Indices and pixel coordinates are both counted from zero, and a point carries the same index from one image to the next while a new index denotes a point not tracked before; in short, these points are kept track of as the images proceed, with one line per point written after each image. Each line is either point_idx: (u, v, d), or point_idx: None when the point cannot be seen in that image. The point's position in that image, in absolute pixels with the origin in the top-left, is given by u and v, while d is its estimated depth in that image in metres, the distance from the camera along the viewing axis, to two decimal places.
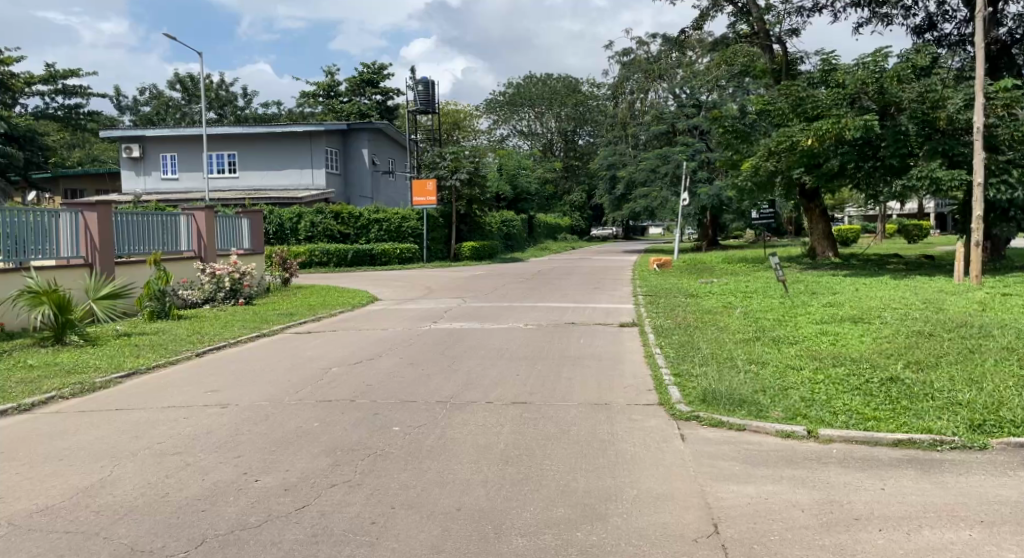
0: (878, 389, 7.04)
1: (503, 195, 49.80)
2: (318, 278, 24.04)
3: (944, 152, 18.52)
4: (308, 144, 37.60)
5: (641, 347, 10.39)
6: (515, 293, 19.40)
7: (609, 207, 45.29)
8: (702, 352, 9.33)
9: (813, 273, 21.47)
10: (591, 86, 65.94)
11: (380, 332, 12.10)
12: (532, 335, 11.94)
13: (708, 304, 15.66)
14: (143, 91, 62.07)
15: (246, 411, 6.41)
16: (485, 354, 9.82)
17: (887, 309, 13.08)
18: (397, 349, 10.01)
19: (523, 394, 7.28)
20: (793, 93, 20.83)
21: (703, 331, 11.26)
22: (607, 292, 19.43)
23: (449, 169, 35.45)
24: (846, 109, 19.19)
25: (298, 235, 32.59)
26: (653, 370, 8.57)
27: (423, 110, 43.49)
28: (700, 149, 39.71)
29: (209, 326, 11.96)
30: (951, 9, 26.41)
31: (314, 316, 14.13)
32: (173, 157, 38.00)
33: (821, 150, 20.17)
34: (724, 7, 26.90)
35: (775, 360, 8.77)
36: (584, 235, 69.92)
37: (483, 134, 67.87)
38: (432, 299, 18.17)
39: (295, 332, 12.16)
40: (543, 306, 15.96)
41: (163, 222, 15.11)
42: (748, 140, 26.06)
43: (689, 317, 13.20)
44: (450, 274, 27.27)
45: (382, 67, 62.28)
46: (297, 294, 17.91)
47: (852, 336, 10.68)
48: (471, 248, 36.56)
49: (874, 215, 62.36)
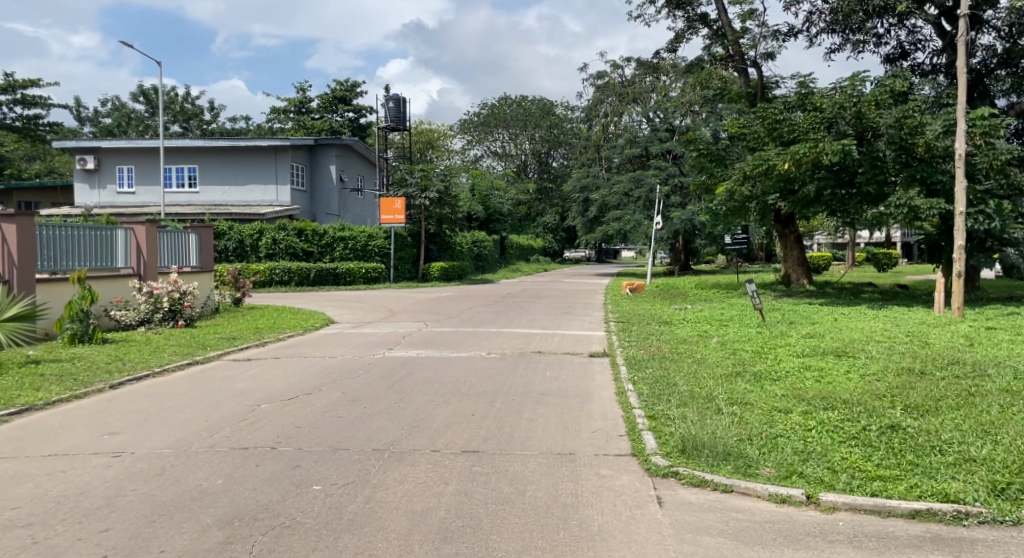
0: (879, 439, 6.21)
1: (475, 216, 49.00)
2: (275, 297, 22.91)
3: (923, 179, 17.90)
4: (273, 159, 36.48)
5: (610, 382, 9.44)
6: (480, 317, 18.46)
7: (583, 229, 44.74)
8: (678, 390, 8.46)
9: (789, 301, 20.81)
10: (566, 108, 65.74)
11: (327, 360, 11.07)
12: (494, 366, 10.96)
13: (683, 333, 14.82)
14: (106, 102, 60.52)
15: (139, 462, 5.39)
16: (439, 388, 8.82)
17: (870, 343, 12.31)
18: (342, 383, 8.97)
19: (475, 441, 6.31)
20: (769, 116, 20.11)
21: (680, 364, 10.38)
22: (576, 318, 18.56)
23: (419, 187, 34.50)
24: (823, 134, 18.47)
25: (259, 252, 31.37)
26: (625, 410, 7.64)
27: (394, 127, 42.61)
28: (674, 173, 39.45)
29: (137, 352, 10.89)
30: (922, 38, 26.20)
31: (258, 341, 13.05)
32: (130, 170, 36.72)
33: (797, 174, 19.39)
34: (699, 29, 26.41)
35: (759, 400, 7.92)
36: (556, 257, 69.32)
37: (457, 154, 67.15)
38: (393, 322, 17.17)
39: (233, 360, 11.08)
40: (509, 332, 15.04)
41: (97, 237, 13.98)
42: (723, 164, 25.46)
43: (663, 348, 12.33)
44: (415, 295, 26.28)
45: (355, 85, 61.47)
46: (246, 317, 16.82)
47: (837, 373, 9.88)
48: (440, 268, 35.48)
49: (843, 243, 62.70)
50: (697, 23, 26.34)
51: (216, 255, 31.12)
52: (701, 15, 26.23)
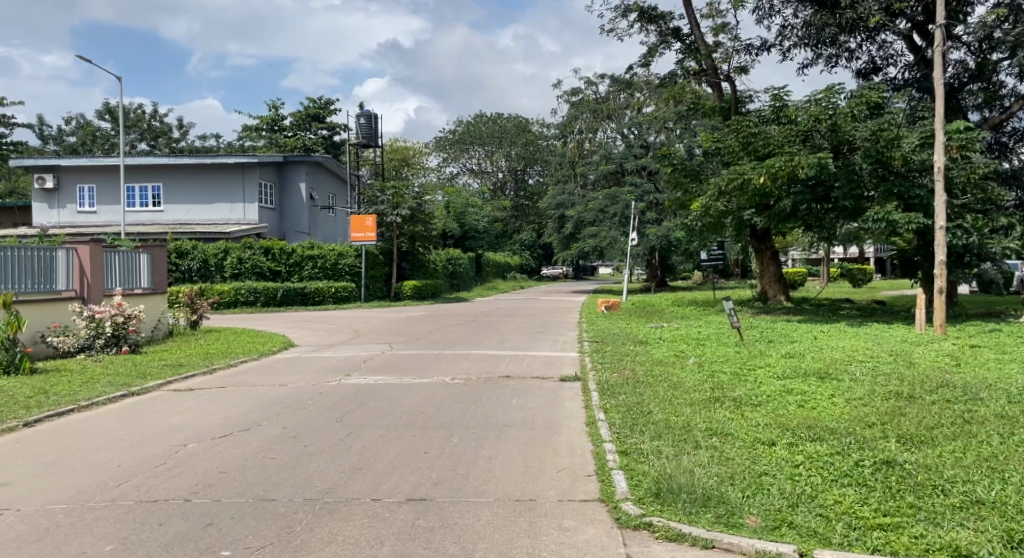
0: (875, 478, 5.56)
1: (450, 233, 48.28)
2: (237, 319, 22.03)
3: (900, 193, 17.50)
4: (239, 177, 35.57)
5: (581, 410, 8.74)
6: (450, 338, 17.75)
7: (559, 246, 44.16)
8: (652, 419, 7.79)
9: (767, 318, 20.30)
10: (541, 125, 65.45)
11: (276, 389, 10.31)
12: (457, 392, 10.22)
13: (659, 354, 14.20)
14: (71, 120, 59.22)
15: (20, 526, 4.68)
16: (394, 420, 8.08)
17: (853, 363, 11.77)
18: (287, 416, 8.21)
19: (424, 486, 5.59)
20: (743, 129, 19.64)
21: (654, 389, 9.73)
22: (549, 337, 17.89)
23: (390, 204, 33.62)
24: (799, 147, 18.03)
25: (224, 272, 30.36)
26: (595, 446, 6.93)
27: (366, 144, 41.86)
28: (649, 190, 39.13)
29: (67, 384, 10.08)
30: (893, 53, 26.08)
31: (207, 368, 12.23)
32: (91, 189, 35.61)
33: (773, 189, 18.92)
34: (672, 43, 26.09)
35: (741, 430, 7.26)
36: (533, 274, 68.79)
37: (433, 171, 66.48)
38: (356, 345, 16.36)
39: (175, 390, 10.31)
40: (477, 354, 14.34)
41: (35, 258, 13.13)
42: (698, 179, 25.02)
43: (637, 370, 11.68)
44: (385, 316, 25.46)
45: (329, 102, 60.73)
46: (200, 341, 15.95)
47: (820, 397, 9.28)
48: (412, 287, 34.64)
49: (818, 259, 62.87)
50: (670, 37, 26.01)
51: (179, 274, 30.05)
52: (673, 29, 25.91)
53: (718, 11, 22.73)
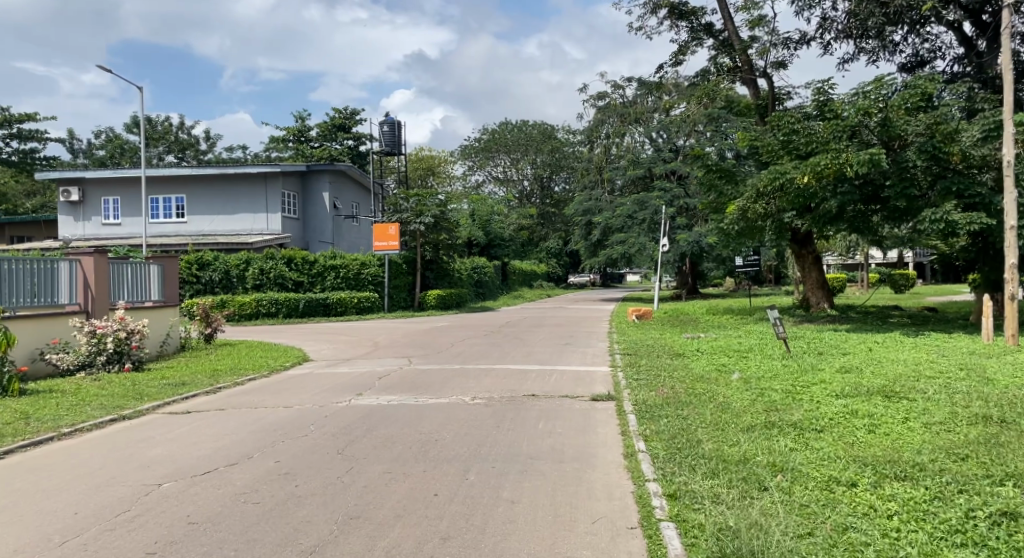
0: (997, 535, 4.42)
1: (476, 242, 47.47)
2: (254, 332, 21.24)
3: (959, 192, 16.16)
4: (262, 186, 35.04)
5: (619, 439, 7.64)
6: (473, 350, 16.74)
7: (586, 254, 43.02)
8: (703, 450, 6.72)
9: (811, 327, 18.98)
10: (567, 132, 64.47)
11: (280, 412, 9.37)
12: (477, 413, 9.18)
13: (699, 368, 13.03)
14: (100, 133, 59.48)
15: None
16: (403, 449, 7.08)
17: (922, 380, 10.52)
18: (284, 445, 7.25)
19: (428, 545, 4.59)
20: (784, 126, 18.42)
21: (702, 411, 8.64)
22: (579, 350, 16.79)
23: (414, 213, 32.78)
24: (847, 143, 16.75)
25: (245, 283, 29.75)
26: (636, 487, 5.88)
27: (389, 152, 41.20)
28: (679, 195, 37.92)
29: (53, 408, 9.25)
30: (941, 45, 24.70)
31: (210, 387, 11.34)
32: (115, 201, 35.28)
33: (817, 190, 17.65)
34: (704, 40, 24.94)
35: (813, 465, 6.16)
36: (559, 282, 67.87)
37: (459, 180, 65.89)
38: (373, 359, 15.42)
39: (172, 413, 9.43)
40: (501, 369, 13.30)
41: (37, 270, 12.39)
42: (734, 181, 23.75)
43: (677, 388, 10.56)
44: (409, 326, 24.60)
45: (355, 111, 60.41)
46: (211, 357, 15.10)
47: (893, 423, 8.11)
48: (436, 296, 33.78)
49: (854, 264, 60.99)
50: (702, 33, 24.88)
51: (200, 286, 29.45)
52: (706, 25, 24.81)
53: (754, 3, 21.57)
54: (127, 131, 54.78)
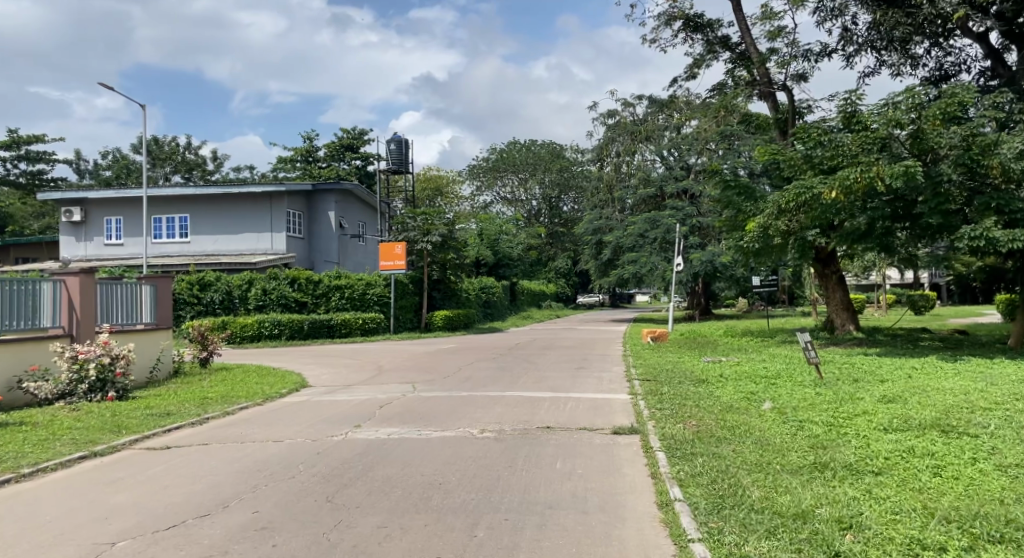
0: None
1: (484, 261, 46.65)
2: (253, 355, 20.32)
3: (1000, 208, 15.23)
4: (268, 205, 34.39)
5: (649, 483, 6.68)
6: (482, 376, 15.79)
7: (596, 274, 41.99)
8: (754, 502, 5.81)
9: (839, 351, 17.98)
10: (575, 152, 63.92)
11: (268, 447, 8.44)
12: (486, 450, 8.23)
13: (726, 396, 12.03)
14: (106, 154, 59.02)
15: None
16: (401, 496, 6.15)
17: (979, 414, 9.55)
18: (266, 491, 6.33)
19: None
20: (811, 138, 17.59)
21: (743, 449, 7.70)
22: (594, 375, 15.82)
23: (421, 231, 32.03)
24: (877, 155, 15.87)
25: (248, 304, 29.00)
26: (681, 548, 4.98)
27: (396, 170, 40.51)
28: (691, 213, 37.03)
29: (18, 444, 8.33)
30: (966, 58, 23.84)
31: (197, 419, 10.41)
32: (118, 221, 34.65)
33: (846, 205, 16.77)
34: (720, 53, 24.17)
35: (886, 525, 5.25)
36: (568, 302, 66.96)
37: (467, 200, 65.31)
38: (375, 385, 14.48)
39: (149, 449, 8.49)
40: (512, 397, 12.34)
41: (18, 291, 11.58)
42: (753, 197, 22.78)
43: (707, 420, 9.61)
44: (415, 349, 23.68)
45: (363, 131, 60.01)
46: (203, 383, 14.18)
47: (961, 466, 7.17)
48: (444, 316, 32.90)
49: (869, 284, 59.93)
50: (718, 46, 24.12)
51: (202, 307, 28.64)
52: (722, 38, 24.05)
53: (774, 13, 20.81)
54: (134, 152, 54.41)
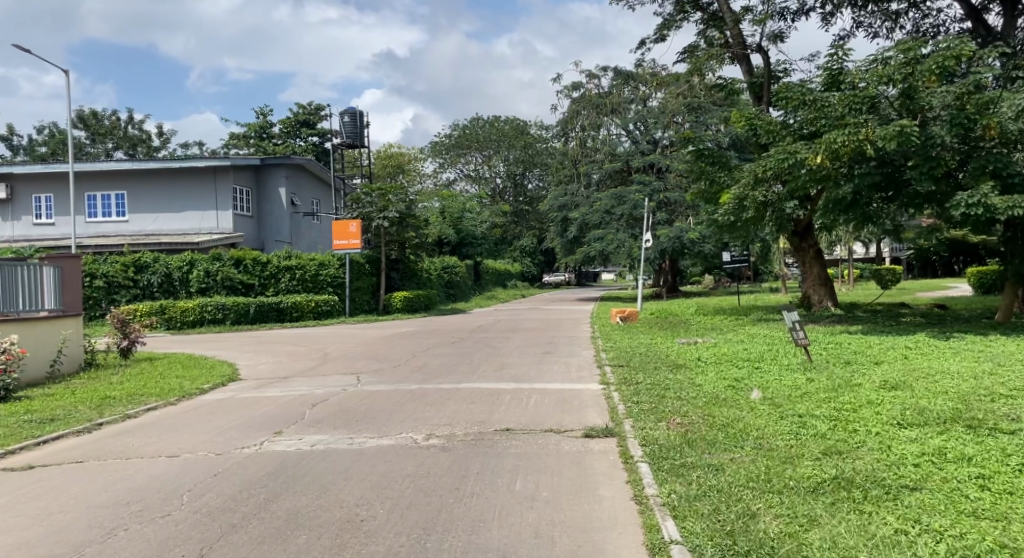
0: None
1: (446, 240, 44.82)
2: (187, 344, 18.48)
3: (996, 172, 14.07)
4: (212, 181, 32.15)
5: (632, 513, 5.23)
6: (437, 363, 14.23)
7: (562, 252, 40.57)
8: (773, 547, 4.43)
9: (821, 330, 16.71)
10: (540, 128, 62.15)
11: (156, 466, 6.76)
12: (430, 463, 6.63)
13: (709, 385, 10.64)
14: (42, 129, 55.65)
15: None
16: (304, 547, 4.59)
17: (1005, 406, 8.25)
18: (121, 543, 4.70)
19: None
20: (793, 98, 16.17)
21: (745, 461, 6.27)
22: (560, 360, 14.34)
23: (378, 208, 30.08)
24: (866, 116, 14.48)
25: (189, 287, 26.98)
26: None
27: (350, 144, 38.40)
28: (659, 188, 35.68)
29: None
30: (944, 20, 22.68)
31: (84, 427, 8.64)
32: (48, 199, 32.19)
33: (831, 171, 15.35)
34: (691, 14, 22.63)
35: None
36: (533, 281, 65.58)
37: (429, 178, 63.32)
38: (314, 377, 12.79)
39: (4, 470, 6.73)
40: (468, 390, 10.74)
41: None
42: (728, 167, 21.30)
43: (695, 418, 8.17)
44: (368, 332, 21.98)
45: (319, 106, 57.50)
46: (114, 379, 12.37)
47: (1012, 477, 5.79)
48: (403, 298, 31.08)
49: (837, 260, 59.53)
50: (689, 6, 22.55)
51: (138, 291, 26.65)
52: None
53: None
54: (71, 126, 51.34)
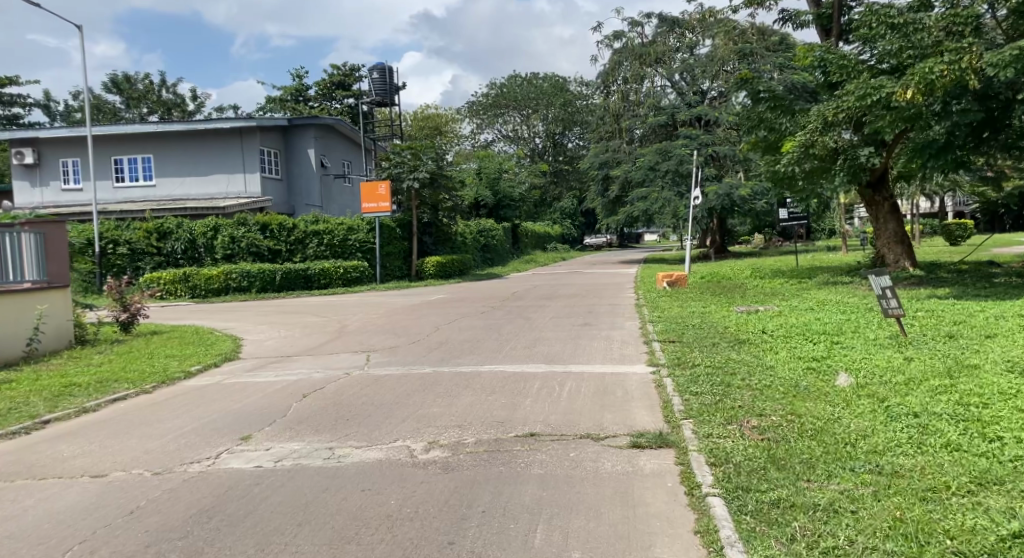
0: None
1: (483, 202, 42.94)
2: (200, 316, 17.09)
3: None
4: (237, 142, 30.74)
5: None
6: (461, 339, 12.48)
7: (604, 213, 38.27)
8: None
9: (905, 295, 14.43)
10: (579, 85, 59.51)
11: (67, 492, 5.12)
12: (425, 491, 4.88)
13: (784, 368, 8.69)
14: (78, 96, 55.05)
15: None
16: None
17: None
18: None
19: None
20: (876, 24, 13.75)
21: (867, 496, 4.37)
22: (601, 334, 12.44)
23: (408, 168, 28.18)
24: (970, 40, 12.16)
25: (214, 254, 25.71)
26: None
27: (380, 101, 36.55)
28: (708, 142, 33.02)
29: None
30: None
31: (21, 428, 7.08)
32: (74, 163, 31.21)
33: (922, 108, 13.01)
34: None
35: None
36: (574, 244, 63.43)
37: (466, 139, 61.38)
38: (319, 357, 11.17)
39: None
40: (491, 375, 8.98)
41: None
42: (791, 113, 18.86)
43: (777, 420, 6.25)
44: (393, 301, 20.33)
45: (353, 66, 55.70)
46: (95, 359, 10.94)
47: None
48: (435, 263, 29.40)
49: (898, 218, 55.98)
50: None
51: (162, 258, 25.46)
52: None
53: None
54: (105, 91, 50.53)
